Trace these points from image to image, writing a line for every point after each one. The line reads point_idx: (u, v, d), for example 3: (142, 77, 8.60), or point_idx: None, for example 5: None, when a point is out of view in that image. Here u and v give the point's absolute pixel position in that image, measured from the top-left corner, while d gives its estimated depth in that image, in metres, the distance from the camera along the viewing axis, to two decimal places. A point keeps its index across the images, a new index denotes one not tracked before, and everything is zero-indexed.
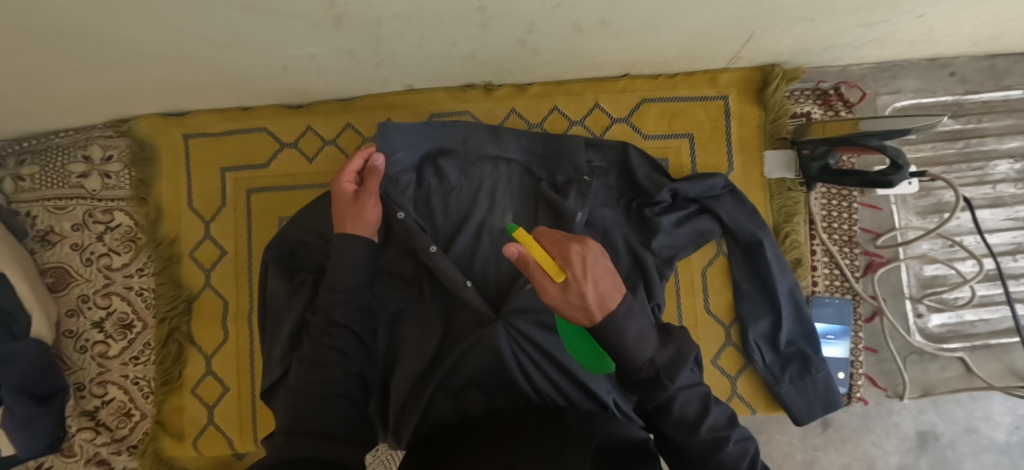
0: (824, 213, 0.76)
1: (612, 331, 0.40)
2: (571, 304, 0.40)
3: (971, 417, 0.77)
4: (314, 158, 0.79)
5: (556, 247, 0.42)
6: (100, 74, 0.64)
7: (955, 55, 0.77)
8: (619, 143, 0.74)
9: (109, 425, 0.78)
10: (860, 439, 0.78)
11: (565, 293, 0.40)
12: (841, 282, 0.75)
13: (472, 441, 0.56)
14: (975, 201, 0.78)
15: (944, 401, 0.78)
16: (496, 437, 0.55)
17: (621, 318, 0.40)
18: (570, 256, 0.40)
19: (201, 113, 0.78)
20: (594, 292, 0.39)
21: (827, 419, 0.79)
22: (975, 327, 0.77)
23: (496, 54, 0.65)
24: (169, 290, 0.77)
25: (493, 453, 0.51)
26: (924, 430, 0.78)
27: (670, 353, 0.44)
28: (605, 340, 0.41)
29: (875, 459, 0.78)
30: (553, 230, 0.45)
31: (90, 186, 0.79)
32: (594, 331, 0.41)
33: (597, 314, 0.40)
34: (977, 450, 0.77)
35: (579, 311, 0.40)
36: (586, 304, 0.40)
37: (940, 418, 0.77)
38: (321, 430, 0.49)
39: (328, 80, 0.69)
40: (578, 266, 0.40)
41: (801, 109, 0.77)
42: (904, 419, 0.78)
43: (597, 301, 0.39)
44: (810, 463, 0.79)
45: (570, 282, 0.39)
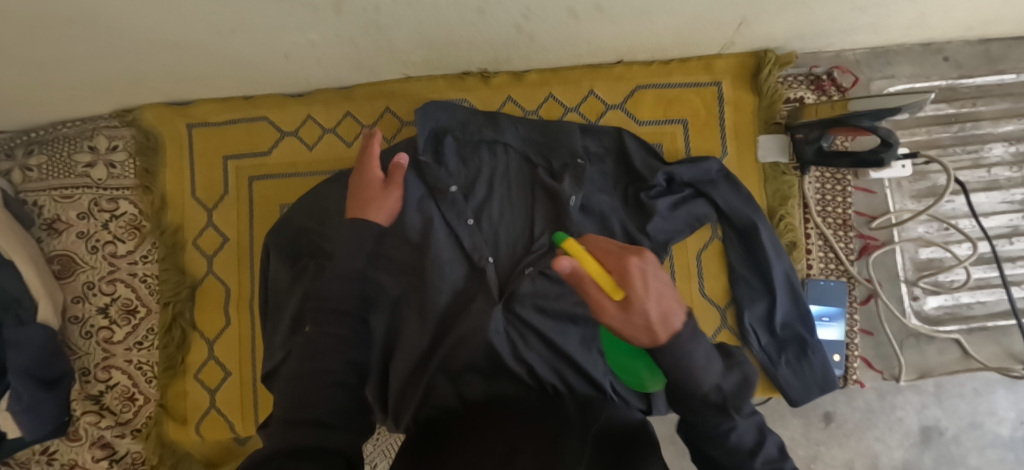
0: (818, 197, 0.76)
1: (675, 353, 0.34)
2: (631, 325, 0.34)
3: (975, 412, 0.77)
4: (314, 145, 0.80)
5: (608, 257, 0.35)
6: (105, 62, 0.65)
7: (949, 40, 0.78)
8: (614, 128, 0.75)
9: (113, 409, 0.79)
10: (863, 435, 0.78)
11: (626, 313, 0.33)
12: (836, 265, 0.76)
13: (468, 428, 0.55)
14: (971, 185, 0.78)
15: (948, 392, 0.77)
16: (494, 424, 0.55)
17: (685, 339, 0.34)
18: (630, 268, 0.33)
19: (204, 102, 0.79)
20: (660, 309, 0.33)
21: (829, 413, 0.79)
22: (972, 309, 0.77)
23: (493, 41, 0.67)
24: (173, 277, 0.78)
25: (490, 439, 0.51)
26: (927, 424, 0.77)
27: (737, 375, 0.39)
28: (665, 361, 0.35)
29: (878, 455, 0.78)
30: (598, 239, 0.38)
31: (96, 176, 0.81)
32: (654, 352, 0.35)
33: (662, 335, 0.34)
34: (981, 445, 0.77)
35: (640, 332, 0.33)
36: (650, 324, 0.33)
37: (943, 412, 0.77)
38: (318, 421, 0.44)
39: (328, 67, 0.71)
40: (641, 280, 0.33)
41: (795, 94, 0.77)
42: (907, 413, 0.78)
43: (663, 321, 0.33)
44: (812, 458, 0.78)
45: (633, 301, 0.33)
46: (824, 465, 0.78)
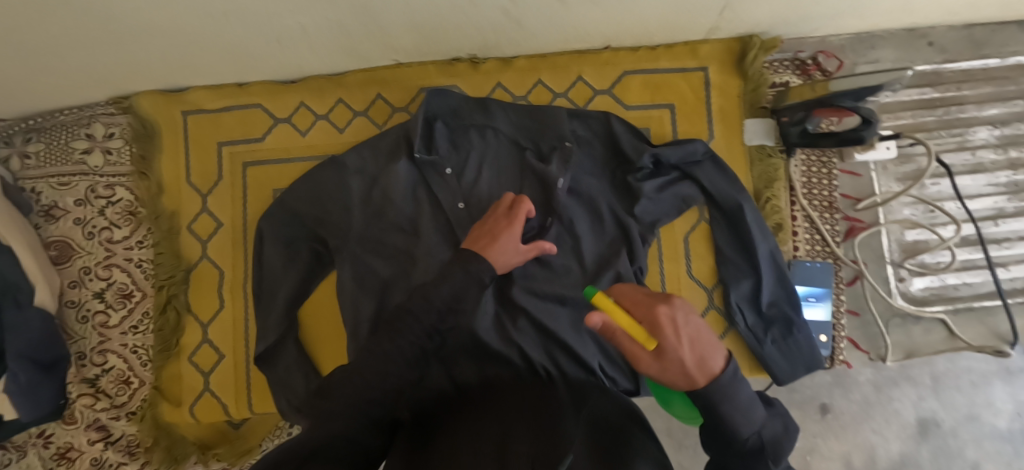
0: (804, 179, 0.77)
1: (717, 397, 0.35)
2: (670, 373, 0.36)
3: (972, 404, 0.78)
4: (307, 131, 0.81)
5: (639, 309, 0.39)
6: (101, 49, 0.66)
7: (932, 25, 0.79)
8: (602, 113, 0.76)
9: (109, 392, 0.80)
10: (860, 427, 0.78)
11: (660, 361, 0.36)
12: (823, 247, 0.76)
13: (458, 411, 0.56)
14: (956, 167, 0.79)
15: (944, 385, 0.78)
16: (491, 408, 0.55)
17: (726, 384, 0.35)
18: (658, 319, 0.37)
19: (198, 89, 0.80)
20: (693, 355, 0.35)
21: (825, 404, 0.79)
22: (958, 290, 0.77)
23: (481, 26, 0.68)
24: (168, 260, 0.80)
25: (486, 420, 0.51)
26: (924, 416, 0.78)
27: (777, 426, 0.39)
28: (707, 404, 0.36)
29: (875, 447, 0.78)
30: (632, 289, 0.42)
31: (93, 163, 0.82)
32: (697, 398, 0.36)
33: (703, 381, 0.35)
34: (979, 437, 0.77)
35: (679, 379, 0.36)
36: (686, 370, 0.35)
37: (940, 405, 0.78)
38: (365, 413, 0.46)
39: (320, 53, 0.72)
40: (670, 329, 0.36)
41: (781, 78, 0.79)
42: (903, 405, 0.78)
43: (698, 365, 0.35)
44: (809, 450, 0.78)
45: (665, 349, 0.36)
46: (821, 458, 0.78)
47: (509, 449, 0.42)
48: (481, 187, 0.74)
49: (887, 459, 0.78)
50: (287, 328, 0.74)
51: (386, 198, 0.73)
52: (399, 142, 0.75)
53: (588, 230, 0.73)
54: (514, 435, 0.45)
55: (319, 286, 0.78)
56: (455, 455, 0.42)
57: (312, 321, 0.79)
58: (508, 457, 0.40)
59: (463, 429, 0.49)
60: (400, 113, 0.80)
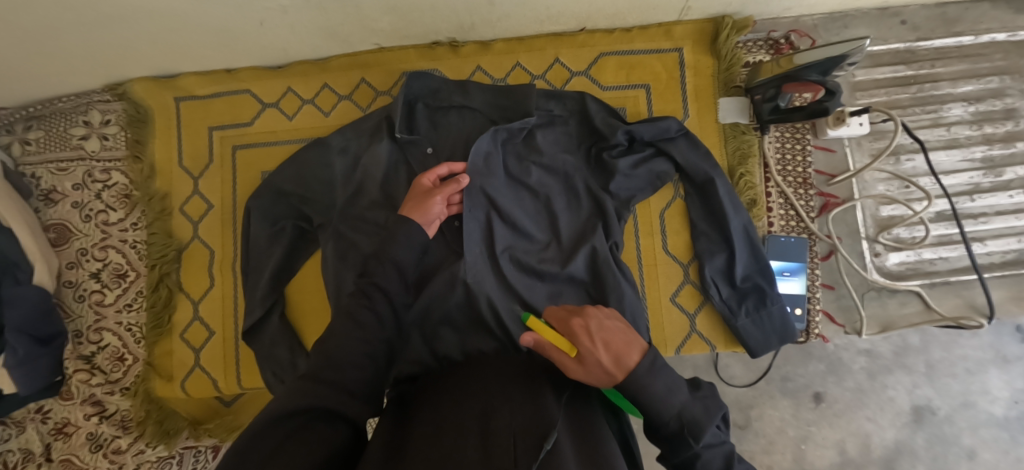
0: (778, 156, 0.78)
1: (636, 387, 0.44)
2: (593, 373, 0.46)
3: (967, 391, 0.79)
4: (294, 116, 0.84)
5: (564, 327, 0.52)
6: (94, 32, 0.69)
7: (904, 3, 0.80)
8: (577, 93, 0.78)
9: (104, 368, 0.83)
10: (855, 414, 0.80)
11: (583, 364, 0.47)
12: (797, 222, 0.77)
13: (442, 388, 0.58)
14: (931, 143, 0.80)
15: (938, 372, 0.79)
16: (470, 383, 0.57)
17: (642, 375, 0.45)
18: (576, 331, 0.49)
19: (189, 76, 0.83)
20: (607, 355, 0.46)
21: (819, 394, 0.80)
22: (934, 265, 0.78)
23: (455, 6, 0.70)
24: (160, 240, 0.83)
25: (464, 401, 0.51)
26: (919, 404, 0.79)
27: (698, 408, 0.47)
28: (632, 396, 0.45)
29: (870, 434, 0.79)
30: (561, 316, 0.55)
31: (90, 148, 0.85)
32: (623, 391, 0.45)
33: (619, 374, 0.45)
34: (975, 424, 0.78)
35: (602, 378, 0.45)
36: (605, 369, 0.46)
37: (935, 391, 0.79)
38: (348, 388, 0.46)
39: (304, 35, 0.75)
40: (585, 337, 0.48)
41: (754, 58, 0.80)
42: (898, 393, 0.79)
43: (613, 363, 0.45)
44: (803, 438, 0.80)
45: (583, 354, 0.47)
46: (815, 446, 0.80)
47: (491, 424, 0.44)
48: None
49: (881, 446, 0.79)
50: (272, 303, 0.77)
51: (368, 178, 0.76)
52: (380, 123, 0.78)
53: (564, 207, 0.76)
54: (496, 409, 0.47)
55: (304, 265, 0.81)
56: (441, 432, 0.44)
57: (299, 299, 0.81)
58: (490, 434, 0.42)
59: (447, 408, 0.50)
60: (383, 96, 0.83)
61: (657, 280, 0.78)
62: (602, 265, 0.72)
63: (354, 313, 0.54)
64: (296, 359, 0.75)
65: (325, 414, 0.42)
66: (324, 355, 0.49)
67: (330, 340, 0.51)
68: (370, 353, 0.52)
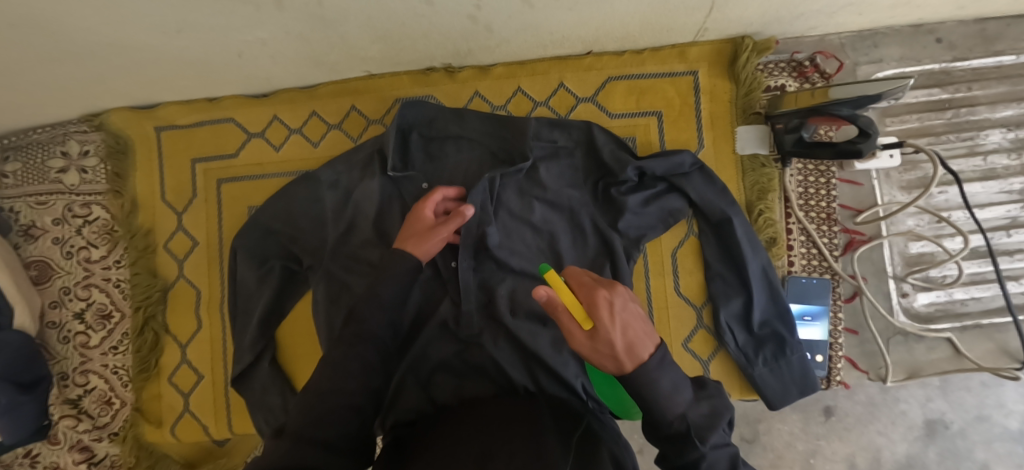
0: (800, 190, 0.73)
1: (643, 380, 0.40)
2: (600, 352, 0.41)
3: (982, 406, 0.74)
4: (282, 146, 0.79)
5: (584, 291, 0.44)
6: (60, 66, 0.63)
7: (940, 20, 0.73)
8: (584, 122, 0.72)
9: (91, 412, 0.80)
10: (865, 429, 0.75)
11: (593, 341, 0.41)
12: (819, 262, 0.73)
13: (437, 432, 0.55)
14: (965, 174, 0.74)
15: (954, 387, 0.75)
16: (472, 428, 0.53)
17: (653, 369, 0.40)
18: (597, 302, 0.42)
19: (170, 105, 0.78)
20: (623, 340, 0.40)
21: (829, 407, 0.76)
22: (965, 305, 0.74)
23: (450, 33, 0.64)
24: (144, 280, 0.79)
25: (460, 445, 0.48)
26: (932, 418, 0.75)
27: (703, 409, 0.43)
28: (635, 390, 0.41)
29: (881, 449, 0.75)
30: (580, 273, 0.47)
31: (68, 181, 0.80)
32: (625, 381, 0.41)
33: (629, 364, 0.40)
34: (989, 440, 0.74)
35: (608, 360, 0.41)
36: (615, 353, 0.40)
37: (948, 405, 0.75)
38: (326, 442, 0.43)
39: (287, 65, 0.69)
40: (605, 312, 0.41)
41: (776, 82, 0.74)
42: (911, 407, 0.75)
43: (627, 350, 0.40)
44: (812, 453, 0.76)
45: (597, 330, 0.41)
46: (825, 461, 0.75)
47: (487, 465, 0.42)
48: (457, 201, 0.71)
49: (893, 462, 0.75)
50: (263, 348, 0.73)
51: (360, 214, 0.71)
52: (372, 155, 0.72)
53: (571, 247, 0.70)
54: (495, 451, 0.45)
55: (296, 305, 0.77)
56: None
57: (291, 341, 0.77)
58: None
59: (444, 453, 0.47)
60: (375, 125, 0.77)
61: (668, 324, 0.73)
62: None
63: (338, 361, 0.50)
64: (287, 401, 0.72)
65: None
66: (309, 404, 0.46)
67: (312, 390, 0.48)
68: (355, 406, 0.47)
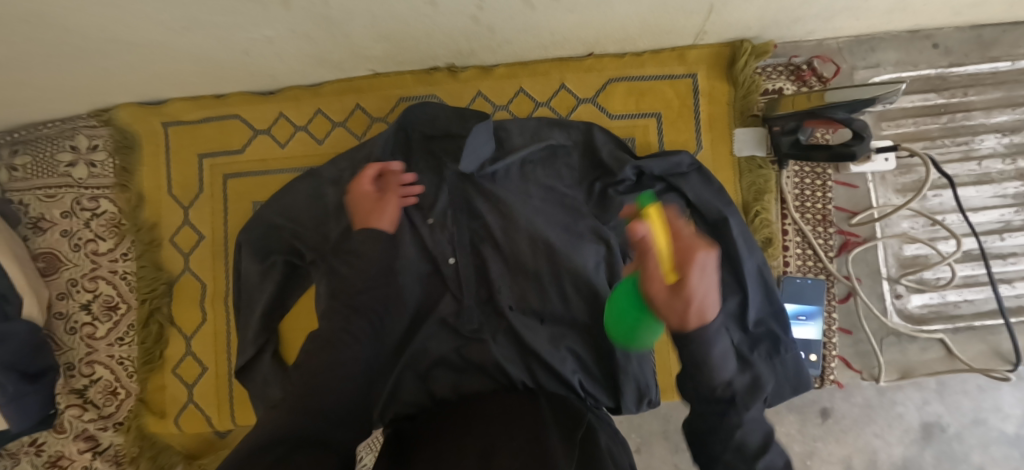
0: (796, 192, 0.74)
1: (696, 342, 0.36)
2: (669, 307, 0.35)
3: (976, 407, 0.75)
4: (287, 143, 0.80)
5: (684, 241, 0.35)
6: (73, 62, 0.65)
7: (938, 25, 0.74)
8: (583, 123, 0.75)
9: (97, 402, 0.81)
10: (861, 430, 0.76)
11: (670, 295, 0.34)
12: (814, 262, 0.74)
13: (443, 430, 0.54)
14: (960, 178, 0.75)
15: (949, 388, 0.75)
16: (477, 424, 0.53)
17: (710, 335, 0.36)
18: (693, 264, 0.33)
19: (177, 101, 0.80)
20: (700, 305, 0.34)
21: (826, 408, 0.77)
22: (958, 307, 0.75)
23: (453, 34, 0.65)
24: (149, 273, 0.80)
25: (464, 439, 0.49)
26: (928, 421, 0.76)
27: (745, 381, 0.44)
28: (686, 346, 0.37)
29: (876, 451, 0.76)
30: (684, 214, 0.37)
31: (77, 175, 0.82)
32: (677, 337, 0.36)
33: (693, 330, 0.35)
34: (983, 441, 0.75)
35: (674, 316, 0.35)
36: (686, 313, 0.35)
37: (944, 408, 0.75)
38: (322, 412, 0.43)
39: (292, 63, 0.70)
40: (698, 274, 0.33)
41: (774, 85, 0.75)
42: (907, 409, 0.76)
43: (697, 315, 0.34)
44: (809, 454, 0.76)
45: (681, 290, 0.34)
46: (822, 462, 0.76)
47: (492, 464, 0.42)
48: (448, 200, 0.71)
49: (888, 463, 0.76)
50: (266, 341, 0.74)
51: None
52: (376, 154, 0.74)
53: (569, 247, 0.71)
54: (498, 448, 0.46)
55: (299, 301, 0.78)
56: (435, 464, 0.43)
57: (291, 337, 0.81)
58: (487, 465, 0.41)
59: (447, 448, 0.48)
60: (378, 124, 0.79)
61: None
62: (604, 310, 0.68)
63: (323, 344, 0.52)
64: None
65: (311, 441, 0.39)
66: (305, 384, 0.47)
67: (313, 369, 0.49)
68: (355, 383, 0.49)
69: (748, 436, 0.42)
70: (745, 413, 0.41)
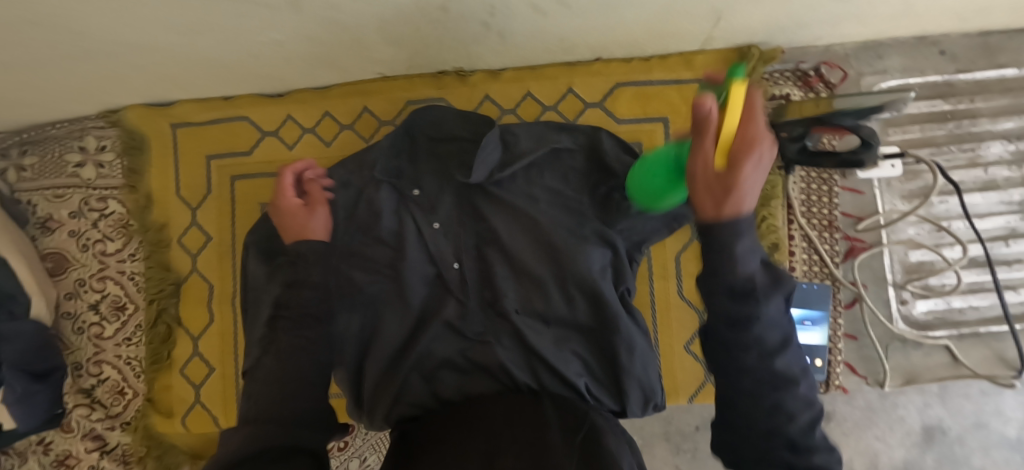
0: (803, 197, 0.75)
1: (727, 238, 0.30)
2: (711, 194, 0.30)
3: (978, 411, 0.76)
4: (294, 145, 0.81)
5: (749, 124, 0.29)
6: (83, 65, 0.65)
7: (944, 32, 0.74)
8: (592, 127, 0.76)
9: (104, 402, 0.82)
10: (863, 434, 0.77)
11: (720, 180, 0.29)
12: (820, 268, 0.74)
13: (447, 433, 0.54)
14: (966, 185, 0.75)
15: (952, 393, 0.76)
16: (481, 426, 0.53)
17: (744, 230, 0.31)
18: (758, 148, 0.28)
19: (185, 102, 0.80)
20: (746, 195, 0.29)
21: (829, 412, 0.77)
22: (964, 314, 0.75)
23: (462, 38, 0.65)
24: (157, 274, 0.81)
25: (469, 443, 0.49)
26: (929, 423, 0.76)
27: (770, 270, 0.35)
28: (713, 241, 0.31)
29: (878, 454, 0.76)
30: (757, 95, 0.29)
31: (85, 176, 0.82)
32: (706, 230, 0.31)
33: (726, 223, 0.30)
34: (985, 446, 0.75)
35: (711, 207, 0.30)
36: (727, 202, 0.29)
37: (945, 411, 0.76)
38: (293, 419, 0.41)
39: (301, 66, 0.71)
40: (758, 161, 0.28)
41: (781, 90, 0.75)
42: (908, 412, 0.76)
43: (740, 207, 0.29)
44: None
45: (737, 175, 0.28)
46: None
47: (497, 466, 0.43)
48: (452, 202, 0.71)
49: (891, 466, 0.76)
50: None
51: (369, 213, 0.72)
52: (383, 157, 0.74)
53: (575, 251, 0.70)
54: (503, 450, 0.46)
55: None
56: None
57: None
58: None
59: (451, 451, 0.48)
60: (386, 126, 0.79)
61: (670, 326, 0.76)
62: (610, 314, 0.67)
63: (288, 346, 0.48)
64: None
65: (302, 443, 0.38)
66: (274, 388, 0.44)
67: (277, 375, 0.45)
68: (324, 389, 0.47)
69: (768, 333, 0.32)
70: (770, 300, 0.32)
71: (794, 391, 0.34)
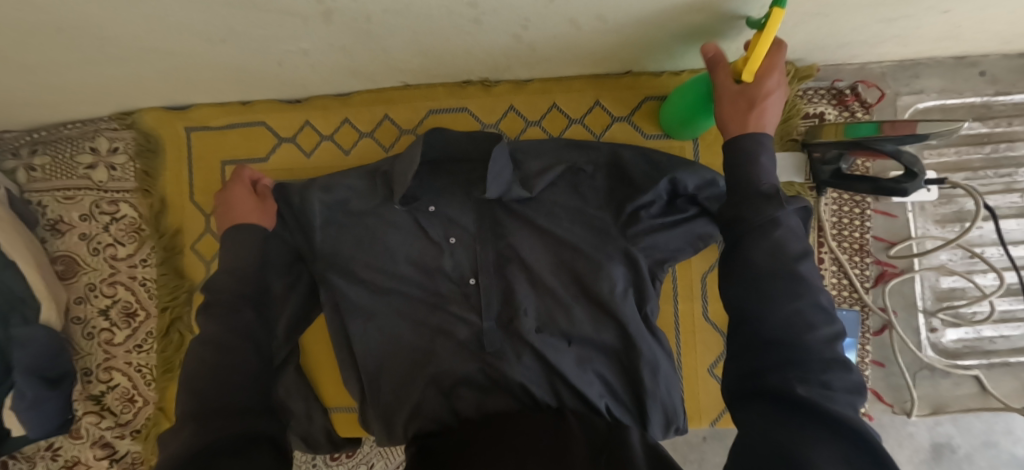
0: (834, 219, 0.73)
1: (750, 140, 0.45)
2: (733, 105, 0.47)
3: (990, 430, 0.75)
4: (312, 153, 0.79)
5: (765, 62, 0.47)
6: (101, 68, 0.63)
7: (985, 53, 0.72)
8: (605, 145, 0.72)
9: (114, 409, 0.80)
10: None
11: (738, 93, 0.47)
12: (850, 292, 0.72)
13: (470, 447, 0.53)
14: (1001, 210, 0.73)
15: (976, 420, 0.75)
16: (504, 441, 0.53)
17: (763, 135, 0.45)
18: (765, 74, 0.46)
19: (202, 106, 0.78)
20: (760, 105, 0.46)
21: None
22: (994, 343, 0.74)
23: (492, 51, 0.63)
24: (171, 281, 0.79)
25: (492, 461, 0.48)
26: (939, 441, 0.75)
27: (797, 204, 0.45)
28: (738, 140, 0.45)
29: None
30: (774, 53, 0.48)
31: (97, 178, 0.80)
32: (735, 138, 0.46)
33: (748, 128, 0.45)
34: None
35: (735, 114, 0.47)
36: (748, 109, 0.46)
37: (957, 430, 0.75)
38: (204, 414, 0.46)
39: (323, 74, 0.68)
40: (765, 82, 0.46)
41: (815, 109, 0.74)
42: (919, 429, 0.75)
43: (757, 115, 0.45)
44: None
45: (750, 89, 0.46)
46: None
47: None
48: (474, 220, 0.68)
49: None
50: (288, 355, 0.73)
51: None
52: None
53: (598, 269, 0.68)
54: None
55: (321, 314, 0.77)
56: None
57: (314, 348, 0.80)
58: None
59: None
60: (407, 135, 0.77)
61: (694, 348, 0.75)
62: (634, 334, 0.66)
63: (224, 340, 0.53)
64: (311, 412, 0.75)
65: (245, 437, 0.45)
66: (203, 377, 0.49)
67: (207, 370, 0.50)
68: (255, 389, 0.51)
69: (788, 238, 0.39)
70: (785, 209, 0.40)
71: (811, 307, 0.37)
